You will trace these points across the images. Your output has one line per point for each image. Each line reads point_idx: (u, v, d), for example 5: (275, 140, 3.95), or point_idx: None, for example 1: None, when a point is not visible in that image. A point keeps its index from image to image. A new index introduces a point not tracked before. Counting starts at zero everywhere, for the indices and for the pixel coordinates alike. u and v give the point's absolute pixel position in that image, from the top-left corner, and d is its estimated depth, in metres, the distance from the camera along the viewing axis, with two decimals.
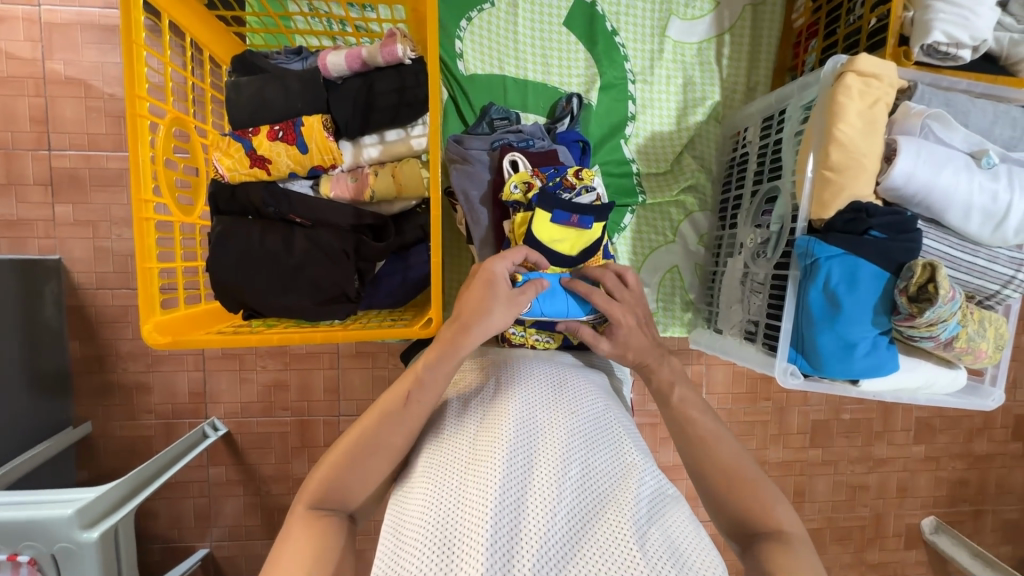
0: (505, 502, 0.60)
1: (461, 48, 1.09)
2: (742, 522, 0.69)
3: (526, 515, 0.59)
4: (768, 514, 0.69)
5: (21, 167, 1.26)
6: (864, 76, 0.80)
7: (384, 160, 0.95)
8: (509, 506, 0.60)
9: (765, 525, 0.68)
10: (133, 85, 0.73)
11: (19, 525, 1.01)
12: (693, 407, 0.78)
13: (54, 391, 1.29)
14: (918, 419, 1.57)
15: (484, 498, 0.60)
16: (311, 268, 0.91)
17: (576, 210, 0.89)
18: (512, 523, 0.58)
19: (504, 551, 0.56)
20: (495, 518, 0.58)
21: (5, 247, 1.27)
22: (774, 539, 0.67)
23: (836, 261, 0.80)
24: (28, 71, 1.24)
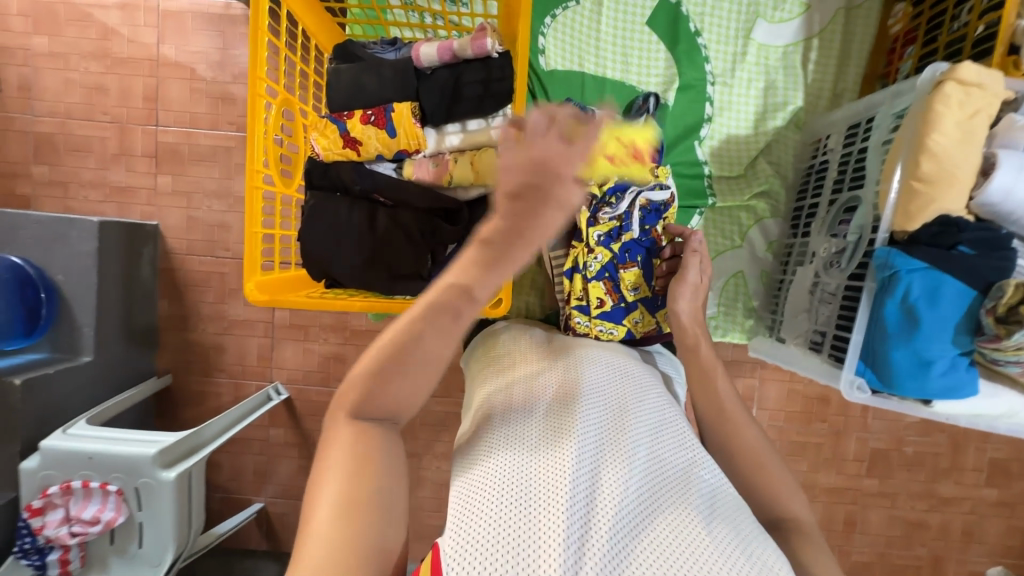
0: (580, 471, 0.63)
1: (544, 44, 1.12)
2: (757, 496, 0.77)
3: (599, 485, 0.62)
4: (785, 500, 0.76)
5: (132, 141, 1.41)
6: (965, 85, 0.77)
7: (464, 148, 1.00)
8: (583, 475, 0.63)
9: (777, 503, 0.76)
10: (255, 68, 0.81)
11: (111, 458, 1.16)
12: (732, 404, 0.82)
13: (144, 343, 1.44)
14: (992, 461, 1.46)
15: (561, 468, 0.62)
16: (390, 246, 0.98)
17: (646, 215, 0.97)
18: (586, 491, 0.61)
19: (580, 514, 0.58)
20: (571, 484, 0.61)
21: (113, 211, 1.43)
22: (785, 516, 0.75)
23: (917, 275, 0.77)
24: (144, 53, 1.38)
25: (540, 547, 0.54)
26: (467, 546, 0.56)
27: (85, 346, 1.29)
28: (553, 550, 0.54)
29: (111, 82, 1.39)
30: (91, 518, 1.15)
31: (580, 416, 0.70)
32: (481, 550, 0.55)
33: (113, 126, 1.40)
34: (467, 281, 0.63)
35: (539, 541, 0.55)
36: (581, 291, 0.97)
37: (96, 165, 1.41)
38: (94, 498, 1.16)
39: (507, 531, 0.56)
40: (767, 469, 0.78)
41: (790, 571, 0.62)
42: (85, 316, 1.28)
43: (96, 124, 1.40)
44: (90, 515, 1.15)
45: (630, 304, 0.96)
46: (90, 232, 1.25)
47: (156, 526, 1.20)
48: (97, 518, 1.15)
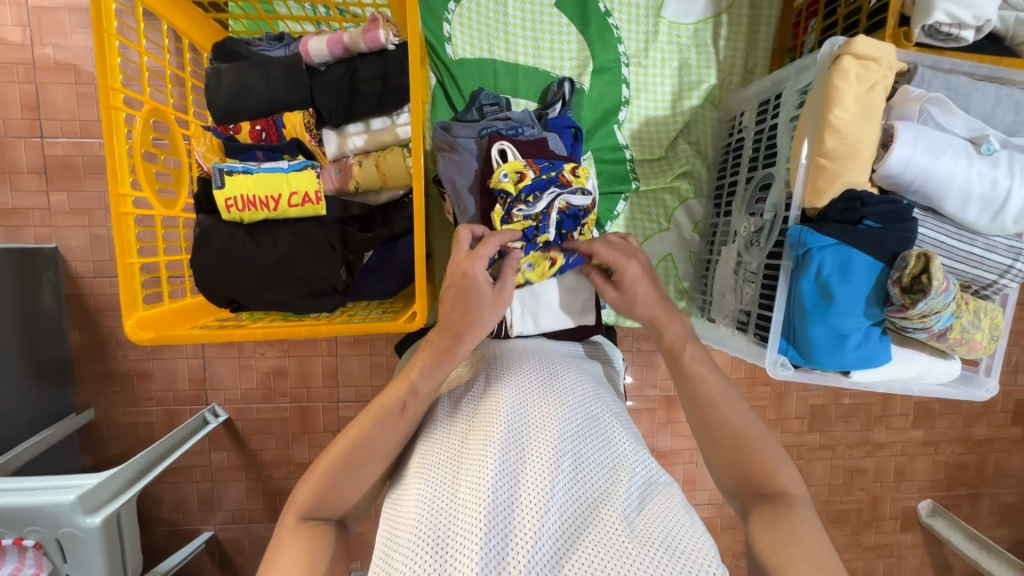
0: (498, 502, 0.60)
1: (449, 31, 1.06)
2: (745, 473, 0.71)
3: (518, 514, 0.60)
4: (768, 474, 0.70)
5: (14, 155, 1.25)
6: (861, 59, 0.77)
7: (368, 150, 0.94)
8: (503, 507, 0.60)
9: (766, 483, 0.70)
10: (106, 75, 0.71)
11: (23, 509, 1.03)
12: (696, 369, 0.78)
13: (57, 378, 1.30)
14: (918, 404, 1.56)
15: (477, 502, 0.60)
16: (292, 268, 0.90)
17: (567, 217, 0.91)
18: (504, 522, 0.59)
19: (497, 552, 0.56)
20: (488, 518, 0.58)
21: (2, 236, 1.26)
22: (772, 496, 0.68)
23: (828, 251, 0.78)
24: (18, 56, 1.21)
25: None
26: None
27: None
28: None
29: None
30: None
31: (499, 435, 0.67)
32: None
33: None
34: (413, 376, 0.74)
35: None
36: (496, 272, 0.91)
37: None
38: (10, 557, 1.06)
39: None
40: (757, 441, 0.73)
41: (721, 559, 0.61)
42: None
43: None
44: None
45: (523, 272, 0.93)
46: None
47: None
48: None
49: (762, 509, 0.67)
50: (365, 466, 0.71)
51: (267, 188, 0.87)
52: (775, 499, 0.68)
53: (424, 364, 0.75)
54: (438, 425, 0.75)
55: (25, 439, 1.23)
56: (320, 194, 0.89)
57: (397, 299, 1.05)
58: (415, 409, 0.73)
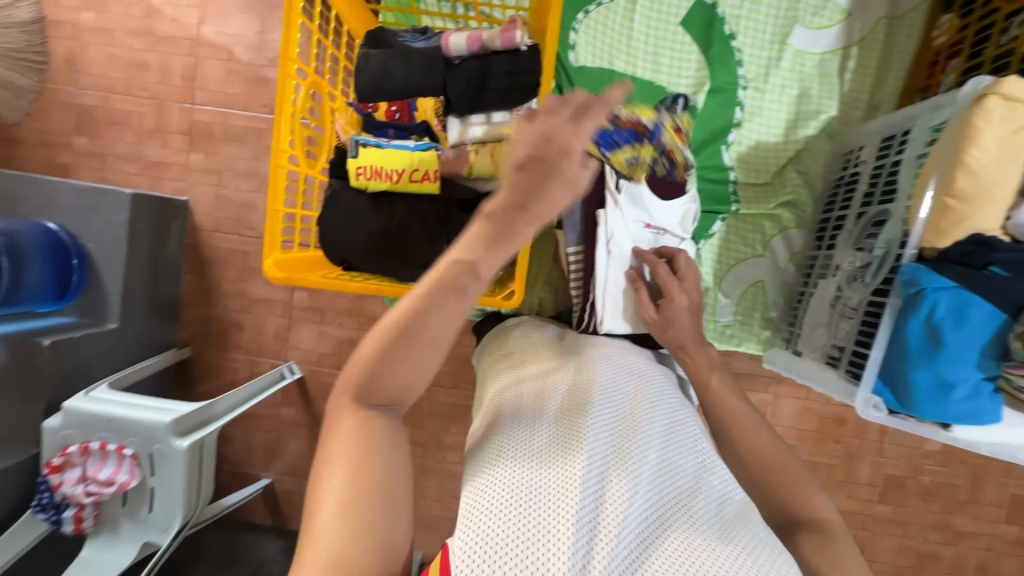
0: (593, 470, 0.62)
1: (575, 40, 1.12)
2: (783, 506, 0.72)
3: (610, 486, 0.61)
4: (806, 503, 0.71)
5: (168, 117, 1.45)
6: (1009, 100, 0.74)
7: (485, 140, 1.00)
8: (595, 476, 0.61)
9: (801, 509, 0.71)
10: (287, 50, 0.83)
11: (127, 422, 1.19)
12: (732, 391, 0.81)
13: (167, 314, 1.48)
14: (1013, 496, 1.41)
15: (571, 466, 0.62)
16: (403, 237, 0.98)
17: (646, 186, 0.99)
18: (598, 489, 0.60)
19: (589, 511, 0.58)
20: (584, 482, 0.60)
21: (146, 185, 1.47)
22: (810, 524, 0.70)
23: (945, 293, 0.75)
24: (184, 33, 1.41)
25: (548, 544, 0.54)
26: (475, 543, 0.54)
27: (110, 313, 1.32)
28: (562, 548, 0.53)
29: (151, 59, 1.43)
30: (106, 479, 1.18)
31: (592, 414, 0.69)
32: (491, 541, 0.55)
33: (151, 103, 1.44)
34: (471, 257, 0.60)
35: (549, 538, 0.54)
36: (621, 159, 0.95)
37: (133, 139, 1.45)
38: (111, 461, 1.20)
39: (519, 529, 0.55)
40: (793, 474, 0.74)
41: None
42: (112, 284, 1.31)
43: (135, 100, 1.44)
44: (105, 477, 1.18)
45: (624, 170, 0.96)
46: (123, 204, 1.27)
47: (166, 492, 1.23)
48: (111, 480, 1.18)
49: (808, 535, 0.68)
50: (415, 348, 0.59)
51: (394, 162, 0.96)
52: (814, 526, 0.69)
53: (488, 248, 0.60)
54: (525, 394, 0.77)
55: (133, 363, 1.40)
56: (437, 174, 0.97)
57: None
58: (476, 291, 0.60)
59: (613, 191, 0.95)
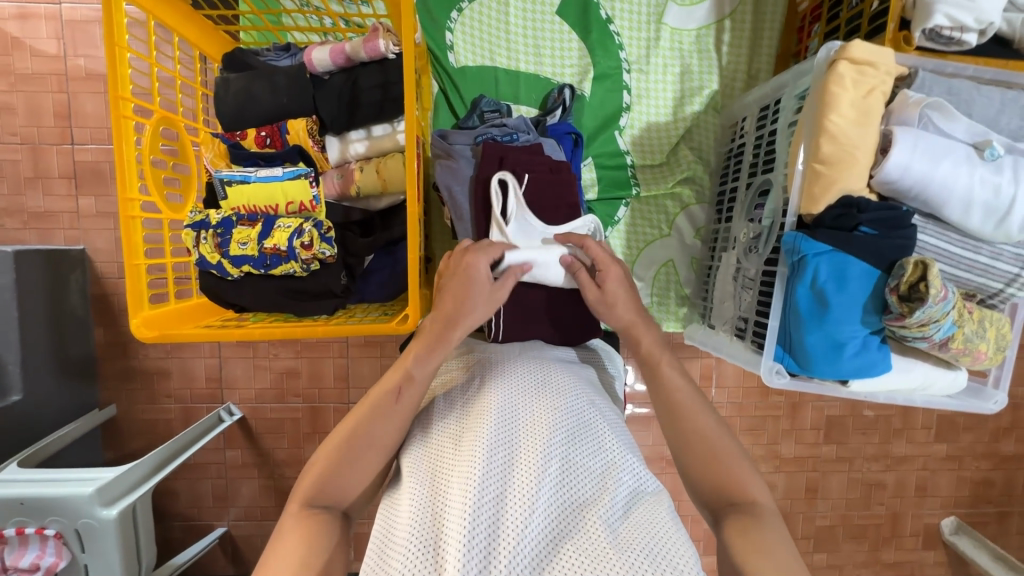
0: (485, 503, 0.60)
1: (452, 40, 1.08)
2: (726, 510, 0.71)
3: (505, 516, 0.60)
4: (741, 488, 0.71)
5: (47, 162, 1.31)
6: (857, 64, 0.76)
7: (369, 156, 0.96)
8: (488, 512, 0.60)
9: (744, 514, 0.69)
10: (116, 87, 0.74)
11: (46, 500, 1.08)
12: (668, 387, 0.80)
13: (82, 374, 1.36)
14: (940, 416, 1.50)
15: (461, 506, 0.60)
16: (293, 275, 0.92)
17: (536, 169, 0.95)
18: (491, 522, 0.59)
19: (479, 555, 0.56)
20: (473, 517, 0.59)
21: (34, 238, 1.32)
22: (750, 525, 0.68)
23: (823, 258, 0.77)
24: (51, 67, 1.28)
25: None
26: None
27: (12, 385, 1.21)
28: None
29: (17, 100, 1.28)
30: (28, 566, 1.09)
31: (487, 437, 0.67)
32: None
33: (25, 148, 1.30)
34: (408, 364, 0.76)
35: None
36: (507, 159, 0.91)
37: (10, 190, 1.31)
38: (31, 545, 1.09)
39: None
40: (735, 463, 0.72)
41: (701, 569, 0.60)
42: (8, 353, 1.19)
43: (6, 146, 1.30)
44: (27, 563, 1.09)
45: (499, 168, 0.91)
46: (6, 264, 1.17)
47: (104, 565, 1.14)
48: (36, 565, 1.09)
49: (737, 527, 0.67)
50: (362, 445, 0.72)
51: (265, 198, 0.91)
52: (748, 510, 0.69)
53: (418, 353, 0.77)
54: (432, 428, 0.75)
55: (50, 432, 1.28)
56: (314, 202, 0.92)
57: (396, 302, 1.06)
58: (410, 396, 0.75)
59: (499, 219, 0.89)
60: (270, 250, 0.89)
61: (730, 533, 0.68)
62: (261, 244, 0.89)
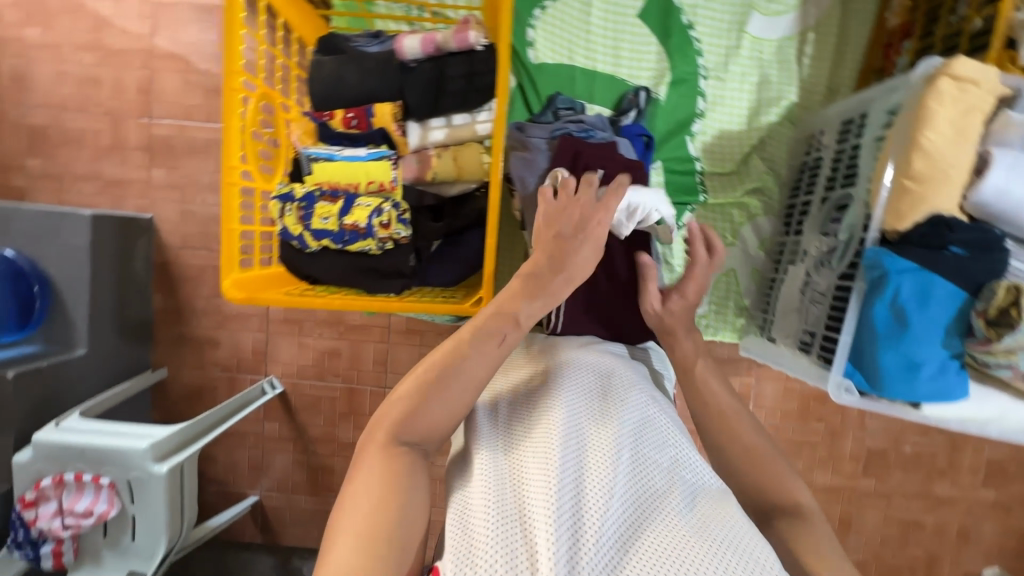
0: (565, 485, 0.61)
1: (533, 37, 1.10)
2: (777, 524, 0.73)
3: (585, 500, 0.60)
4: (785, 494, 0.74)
5: (126, 133, 1.39)
6: (959, 81, 0.74)
7: (448, 143, 0.98)
8: (570, 495, 0.60)
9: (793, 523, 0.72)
10: (230, 62, 0.80)
11: (103, 451, 1.15)
12: (713, 395, 0.82)
13: (139, 336, 1.43)
14: (989, 461, 1.44)
15: (542, 487, 0.61)
16: (367, 253, 0.96)
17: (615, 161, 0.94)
18: (573, 503, 0.60)
19: (567, 536, 0.57)
20: (556, 498, 0.59)
21: (108, 204, 1.41)
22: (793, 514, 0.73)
23: (908, 275, 0.75)
24: (138, 45, 1.36)
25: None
26: None
27: (77, 339, 1.27)
28: None
29: (104, 73, 1.37)
30: (84, 511, 1.13)
31: (559, 424, 0.68)
32: None
33: (107, 118, 1.38)
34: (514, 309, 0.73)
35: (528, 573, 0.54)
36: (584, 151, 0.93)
37: (90, 157, 1.39)
38: (87, 491, 1.15)
39: (500, 558, 0.55)
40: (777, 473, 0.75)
41: (781, 562, 0.60)
42: (77, 310, 1.26)
43: (90, 116, 1.38)
44: (83, 508, 1.14)
45: (572, 159, 0.93)
46: (83, 227, 1.23)
47: (150, 518, 1.19)
48: (90, 511, 1.14)
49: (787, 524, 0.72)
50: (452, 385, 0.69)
51: (349, 176, 0.95)
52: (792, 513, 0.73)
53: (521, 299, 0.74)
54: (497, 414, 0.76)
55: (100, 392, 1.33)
56: (394, 183, 0.96)
57: (460, 288, 1.06)
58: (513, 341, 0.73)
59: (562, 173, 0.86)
60: (349, 226, 0.94)
61: (777, 534, 0.72)
62: (341, 220, 0.94)
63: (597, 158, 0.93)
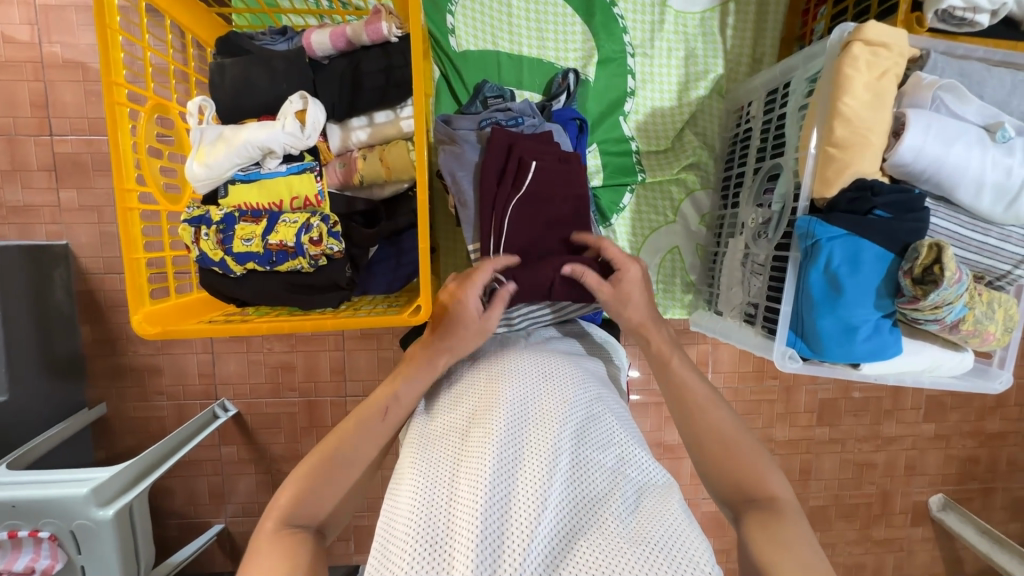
0: (492, 501, 0.57)
1: (453, 23, 1.05)
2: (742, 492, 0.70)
3: (512, 515, 0.57)
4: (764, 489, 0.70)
5: (24, 153, 1.25)
6: (872, 45, 0.75)
7: (373, 143, 0.93)
8: (501, 502, 0.57)
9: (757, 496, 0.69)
10: (110, 72, 0.71)
11: (36, 503, 1.04)
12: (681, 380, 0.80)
13: (69, 373, 1.31)
14: (929, 398, 1.53)
15: (472, 498, 0.57)
16: (299, 271, 0.90)
17: (545, 151, 0.91)
18: (500, 519, 0.56)
19: (493, 548, 0.54)
20: (482, 516, 0.55)
21: (13, 233, 1.27)
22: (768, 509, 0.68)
23: (838, 242, 0.77)
24: (25, 55, 1.21)
25: None
26: None
27: None
28: None
29: None
30: (23, 569, 1.06)
31: (497, 428, 0.64)
32: None
33: (0, 139, 1.24)
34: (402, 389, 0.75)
35: None
36: (514, 142, 0.90)
37: None
38: (25, 548, 1.07)
39: None
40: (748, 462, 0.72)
41: (720, 563, 0.58)
42: None
43: None
44: (22, 566, 1.06)
45: (501, 151, 0.89)
46: None
47: (100, 566, 1.11)
48: (31, 567, 1.06)
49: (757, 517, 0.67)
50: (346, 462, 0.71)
51: (269, 193, 0.89)
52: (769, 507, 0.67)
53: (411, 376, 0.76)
54: (440, 421, 0.72)
55: (36, 435, 1.22)
56: (320, 197, 0.89)
57: (401, 294, 1.04)
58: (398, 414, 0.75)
59: None
60: (275, 246, 0.87)
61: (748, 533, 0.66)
62: (266, 240, 0.87)
63: (527, 147, 0.90)
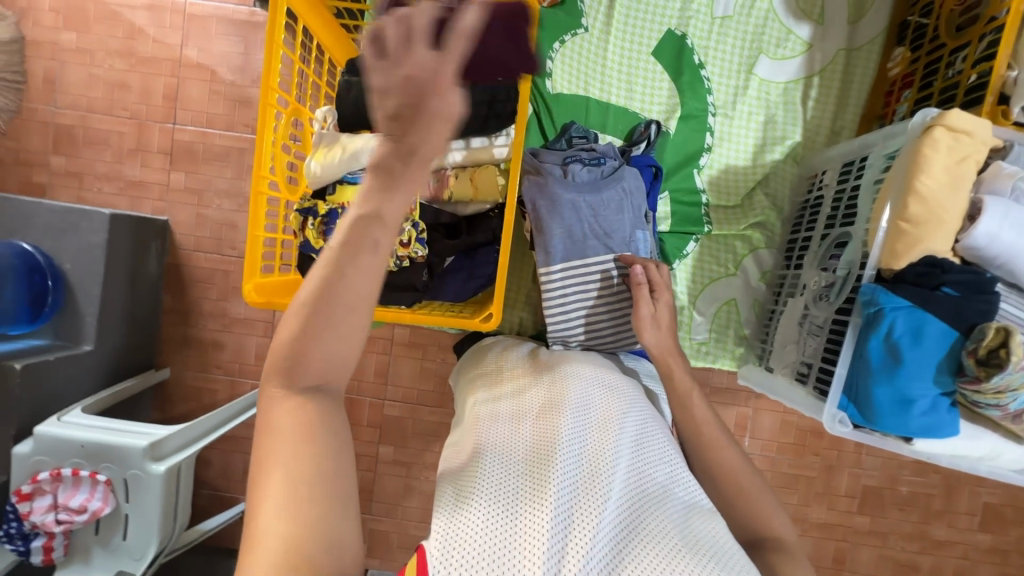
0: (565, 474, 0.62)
1: (551, 68, 1.16)
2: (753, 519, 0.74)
3: (579, 491, 0.61)
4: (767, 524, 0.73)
5: (149, 137, 1.43)
6: (954, 131, 0.79)
7: (465, 164, 1.02)
8: (570, 483, 0.62)
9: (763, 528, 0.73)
10: (268, 79, 0.85)
11: (101, 447, 1.16)
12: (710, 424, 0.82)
13: (145, 336, 1.44)
14: (987, 505, 1.44)
15: (545, 476, 0.62)
16: (384, 269, 0.99)
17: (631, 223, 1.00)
18: (570, 498, 0.60)
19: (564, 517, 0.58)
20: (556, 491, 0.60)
21: (125, 204, 1.45)
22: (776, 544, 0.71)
23: (902, 312, 0.79)
24: (166, 54, 1.41)
25: (523, 561, 0.53)
26: (453, 549, 0.54)
27: (86, 335, 1.28)
28: (536, 561, 0.53)
29: (133, 79, 1.42)
30: (78, 507, 1.14)
31: (566, 424, 0.70)
32: (470, 546, 0.54)
33: (132, 122, 1.43)
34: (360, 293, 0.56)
35: (524, 552, 0.54)
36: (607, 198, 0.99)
37: (113, 158, 1.44)
38: (83, 487, 1.16)
39: (495, 538, 0.55)
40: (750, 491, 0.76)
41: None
42: (90, 305, 1.28)
43: (115, 119, 1.43)
44: (77, 504, 1.14)
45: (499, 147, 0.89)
46: (101, 225, 1.25)
47: (142, 518, 1.19)
48: (84, 507, 1.14)
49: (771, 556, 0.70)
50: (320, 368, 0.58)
51: None
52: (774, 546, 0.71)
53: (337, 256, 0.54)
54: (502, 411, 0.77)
55: (103, 390, 1.35)
56: (413, 205, 0.99)
57: (468, 304, 1.11)
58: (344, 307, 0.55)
59: None
60: None
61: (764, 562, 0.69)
62: None
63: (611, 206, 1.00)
